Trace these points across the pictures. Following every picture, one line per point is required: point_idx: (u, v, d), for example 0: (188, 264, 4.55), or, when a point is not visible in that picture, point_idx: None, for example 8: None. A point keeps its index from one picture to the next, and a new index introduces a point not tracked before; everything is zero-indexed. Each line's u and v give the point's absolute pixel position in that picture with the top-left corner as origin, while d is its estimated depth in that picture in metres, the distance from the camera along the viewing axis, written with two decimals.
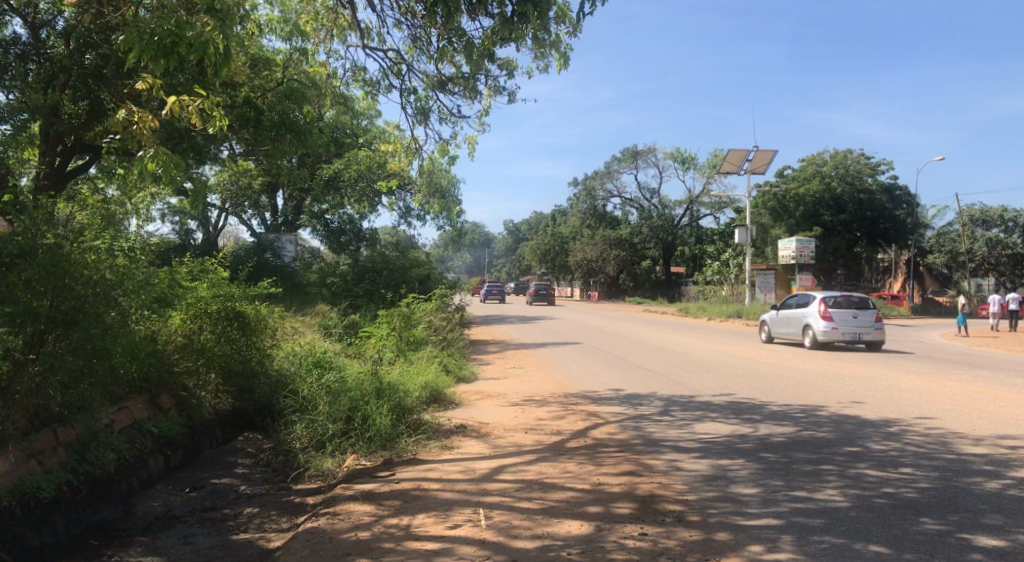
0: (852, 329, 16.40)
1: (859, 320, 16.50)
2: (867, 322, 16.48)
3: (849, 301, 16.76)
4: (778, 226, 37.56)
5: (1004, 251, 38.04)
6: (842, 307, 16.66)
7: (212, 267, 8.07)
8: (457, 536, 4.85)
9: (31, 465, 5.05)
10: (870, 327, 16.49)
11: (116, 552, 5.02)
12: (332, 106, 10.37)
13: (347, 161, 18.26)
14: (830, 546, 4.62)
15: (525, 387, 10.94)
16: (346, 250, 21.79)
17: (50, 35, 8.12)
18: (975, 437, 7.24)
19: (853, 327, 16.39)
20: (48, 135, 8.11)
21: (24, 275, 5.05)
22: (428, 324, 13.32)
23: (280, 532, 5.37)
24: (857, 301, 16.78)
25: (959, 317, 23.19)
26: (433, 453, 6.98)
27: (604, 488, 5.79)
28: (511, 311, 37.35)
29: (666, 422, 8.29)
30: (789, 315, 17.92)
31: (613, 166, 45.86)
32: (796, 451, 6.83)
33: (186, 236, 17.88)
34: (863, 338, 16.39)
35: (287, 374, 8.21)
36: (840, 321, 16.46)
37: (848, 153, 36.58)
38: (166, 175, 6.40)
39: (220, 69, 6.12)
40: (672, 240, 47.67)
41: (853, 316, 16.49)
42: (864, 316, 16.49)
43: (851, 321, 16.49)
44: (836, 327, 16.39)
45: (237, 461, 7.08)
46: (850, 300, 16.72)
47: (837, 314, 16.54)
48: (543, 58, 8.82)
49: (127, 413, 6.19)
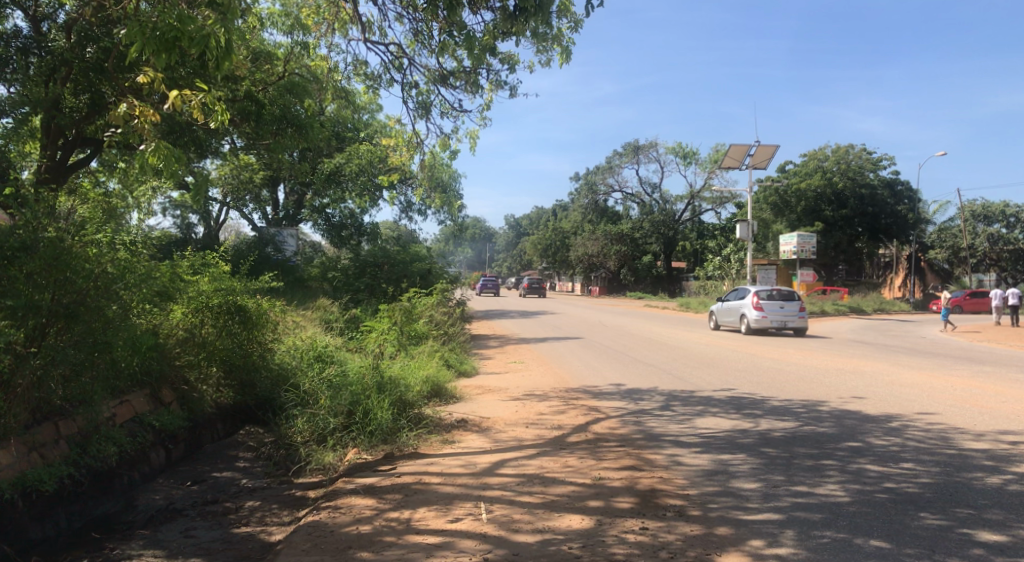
0: (779, 316, 18.98)
1: (785, 309, 19.10)
2: (792, 311, 19.10)
3: (779, 294, 19.36)
4: (779, 220, 37.70)
5: (1006, 247, 37.84)
6: (773, 299, 19.25)
7: (214, 260, 8.06)
8: (458, 530, 4.86)
9: (33, 459, 5.07)
10: (794, 315, 19.12)
11: (117, 545, 5.04)
12: (333, 100, 10.35)
13: (348, 156, 18.26)
14: (831, 541, 4.63)
15: (525, 382, 10.96)
16: (346, 244, 21.80)
17: (50, 28, 8.09)
18: (976, 433, 7.25)
19: (781, 315, 18.95)
20: (48, 127, 8.09)
21: (26, 268, 5.08)
22: (429, 319, 13.32)
23: (281, 526, 5.39)
24: (785, 294, 19.39)
25: (943, 312, 23.33)
26: (433, 448, 6.99)
27: (605, 482, 5.80)
28: (511, 305, 37.32)
29: (667, 417, 8.31)
30: (730, 306, 20.38)
31: (614, 161, 45.81)
32: (797, 446, 6.84)
33: (187, 230, 17.91)
34: (789, 324, 18.92)
35: (289, 367, 8.22)
36: (769, 310, 19.02)
37: (851, 148, 36.43)
38: (168, 169, 6.40)
39: (221, 63, 6.07)
40: (672, 235, 47.31)
41: (780, 305, 19.11)
42: (790, 306, 19.09)
43: (779, 310, 19.07)
44: (766, 315, 18.92)
45: (238, 455, 7.10)
46: (777, 292, 19.37)
47: (768, 304, 19.09)
48: (545, 53, 8.78)
49: (128, 406, 6.20)
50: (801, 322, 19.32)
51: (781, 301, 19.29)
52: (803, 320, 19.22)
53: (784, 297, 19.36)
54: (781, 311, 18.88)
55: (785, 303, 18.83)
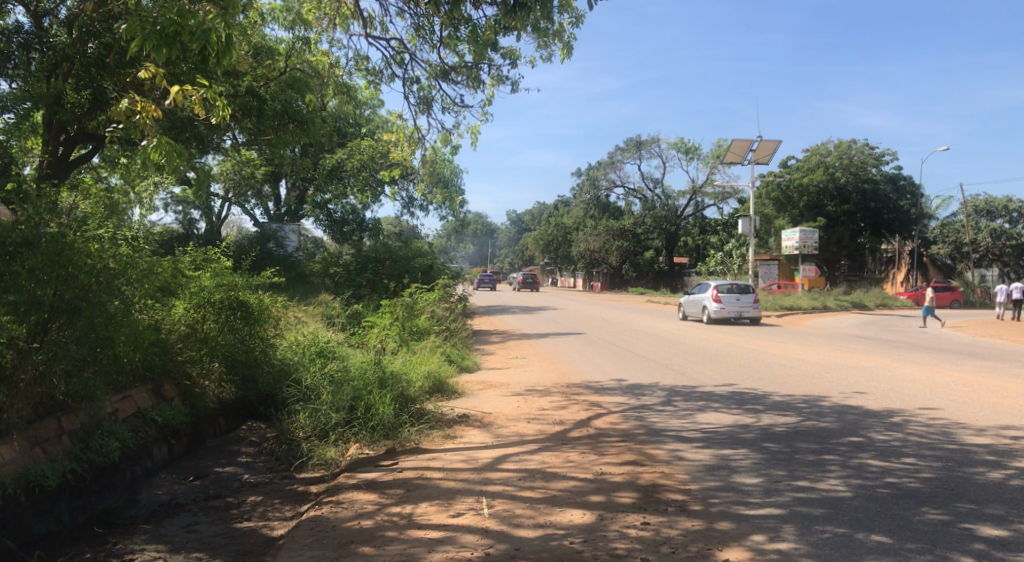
0: (736, 307, 21.29)
1: (741, 301, 21.43)
2: (747, 302, 21.42)
3: (735, 287, 21.66)
4: (781, 215, 37.64)
5: (1008, 242, 37.73)
6: (730, 292, 21.58)
7: (215, 256, 8.04)
8: (460, 525, 4.87)
9: (35, 455, 5.08)
10: (749, 306, 21.44)
11: (119, 539, 5.05)
12: (335, 96, 10.34)
13: (350, 151, 18.24)
14: (832, 536, 4.63)
15: (527, 377, 10.97)
16: (349, 240, 21.79)
17: (52, 23, 8.07)
18: (978, 428, 7.25)
19: (737, 306, 21.22)
20: (50, 124, 8.08)
21: (28, 264, 5.09)
22: (431, 314, 13.32)
23: (283, 521, 5.40)
24: (741, 288, 21.67)
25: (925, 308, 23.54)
26: (436, 443, 7.01)
27: (607, 477, 5.81)
28: (512, 302, 36.96)
29: (668, 412, 8.31)
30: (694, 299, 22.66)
31: (616, 156, 45.71)
32: (799, 441, 6.84)
33: (189, 225, 17.93)
34: (745, 314, 21.20)
35: (291, 362, 8.21)
36: (726, 302, 21.32)
37: (853, 143, 36.32)
38: (170, 165, 6.40)
39: (222, 58, 6.06)
40: (674, 230, 46.73)
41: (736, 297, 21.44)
42: (745, 298, 21.36)
43: (735, 301, 21.36)
44: (722, 306, 21.23)
45: (241, 450, 7.10)
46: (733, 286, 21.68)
47: (725, 296, 21.37)
48: (547, 48, 8.75)
49: (130, 401, 6.22)
50: (756, 313, 21.60)
51: (738, 294, 21.56)
52: (758, 311, 21.54)
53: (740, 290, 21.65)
54: (737, 303, 21.19)
55: (741, 295, 21.13)
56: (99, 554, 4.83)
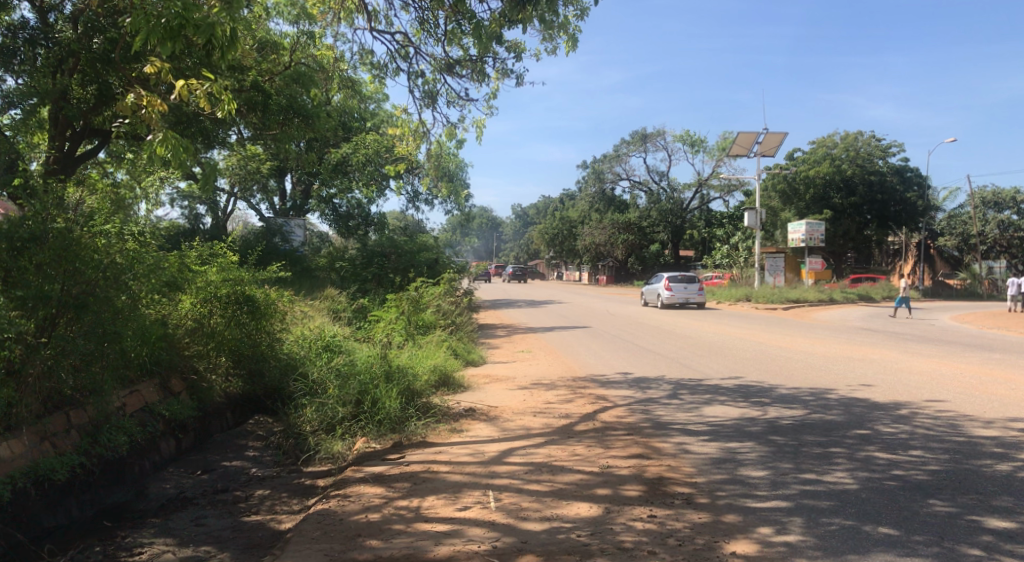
0: (683, 294, 25.59)
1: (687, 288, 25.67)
2: (693, 290, 25.71)
3: (684, 278, 26.01)
4: (788, 208, 37.50)
5: (1016, 233, 37.54)
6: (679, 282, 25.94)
7: (220, 251, 8.03)
8: (467, 518, 4.88)
9: (44, 448, 5.09)
10: (695, 292, 25.64)
11: (129, 533, 5.08)
12: (340, 90, 10.37)
13: (355, 146, 18.21)
14: (839, 528, 4.62)
15: (533, 371, 10.98)
16: (354, 234, 21.83)
17: (59, 19, 8.06)
18: (985, 420, 7.21)
19: (684, 293, 25.53)
20: (56, 118, 8.05)
21: (35, 259, 5.13)
22: (438, 308, 13.31)
23: (291, 514, 5.42)
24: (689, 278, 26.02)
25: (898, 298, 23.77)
26: (442, 437, 7.03)
27: (613, 470, 5.81)
28: (518, 297, 34.25)
29: (674, 405, 8.30)
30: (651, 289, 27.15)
31: (622, 149, 45.55)
32: (806, 434, 6.82)
33: (195, 220, 17.99)
34: (691, 299, 25.41)
35: (297, 356, 8.25)
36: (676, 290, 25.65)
37: (859, 135, 36.09)
38: (175, 159, 6.41)
39: (226, 52, 6.11)
40: (681, 223, 46.45)
41: (684, 285, 25.76)
42: (692, 286, 25.63)
43: (683, 289, 25.67)
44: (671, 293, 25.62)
45: (248, 444, 7.14)
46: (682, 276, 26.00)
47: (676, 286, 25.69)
48: (551, 41, 8.69)
49: (138, 396, 6.24)
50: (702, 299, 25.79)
51: (685, 283, 25.89)
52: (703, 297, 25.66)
53: (688, 280, 25.98)
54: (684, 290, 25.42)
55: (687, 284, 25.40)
56: (109, 547, 4.86)
